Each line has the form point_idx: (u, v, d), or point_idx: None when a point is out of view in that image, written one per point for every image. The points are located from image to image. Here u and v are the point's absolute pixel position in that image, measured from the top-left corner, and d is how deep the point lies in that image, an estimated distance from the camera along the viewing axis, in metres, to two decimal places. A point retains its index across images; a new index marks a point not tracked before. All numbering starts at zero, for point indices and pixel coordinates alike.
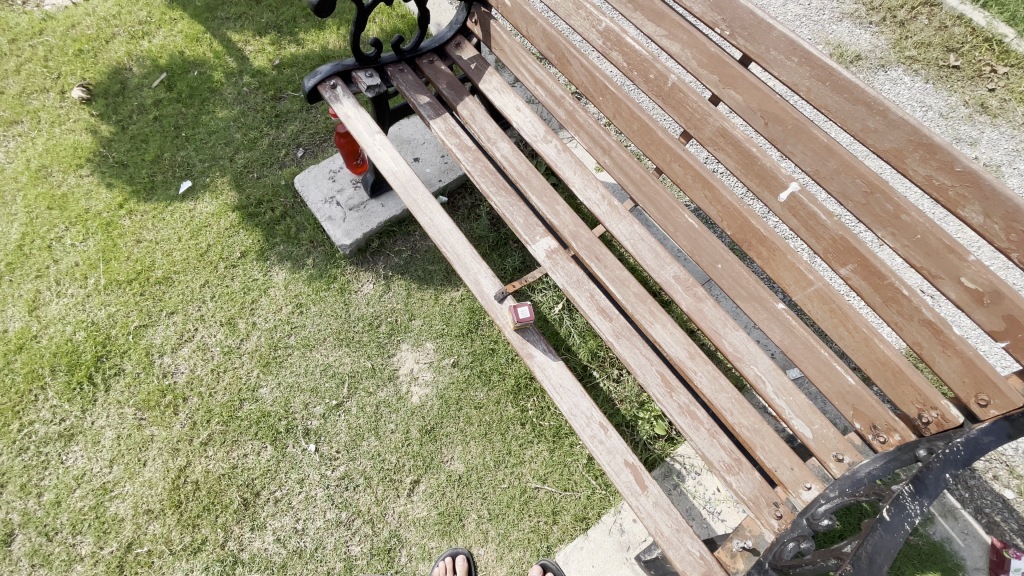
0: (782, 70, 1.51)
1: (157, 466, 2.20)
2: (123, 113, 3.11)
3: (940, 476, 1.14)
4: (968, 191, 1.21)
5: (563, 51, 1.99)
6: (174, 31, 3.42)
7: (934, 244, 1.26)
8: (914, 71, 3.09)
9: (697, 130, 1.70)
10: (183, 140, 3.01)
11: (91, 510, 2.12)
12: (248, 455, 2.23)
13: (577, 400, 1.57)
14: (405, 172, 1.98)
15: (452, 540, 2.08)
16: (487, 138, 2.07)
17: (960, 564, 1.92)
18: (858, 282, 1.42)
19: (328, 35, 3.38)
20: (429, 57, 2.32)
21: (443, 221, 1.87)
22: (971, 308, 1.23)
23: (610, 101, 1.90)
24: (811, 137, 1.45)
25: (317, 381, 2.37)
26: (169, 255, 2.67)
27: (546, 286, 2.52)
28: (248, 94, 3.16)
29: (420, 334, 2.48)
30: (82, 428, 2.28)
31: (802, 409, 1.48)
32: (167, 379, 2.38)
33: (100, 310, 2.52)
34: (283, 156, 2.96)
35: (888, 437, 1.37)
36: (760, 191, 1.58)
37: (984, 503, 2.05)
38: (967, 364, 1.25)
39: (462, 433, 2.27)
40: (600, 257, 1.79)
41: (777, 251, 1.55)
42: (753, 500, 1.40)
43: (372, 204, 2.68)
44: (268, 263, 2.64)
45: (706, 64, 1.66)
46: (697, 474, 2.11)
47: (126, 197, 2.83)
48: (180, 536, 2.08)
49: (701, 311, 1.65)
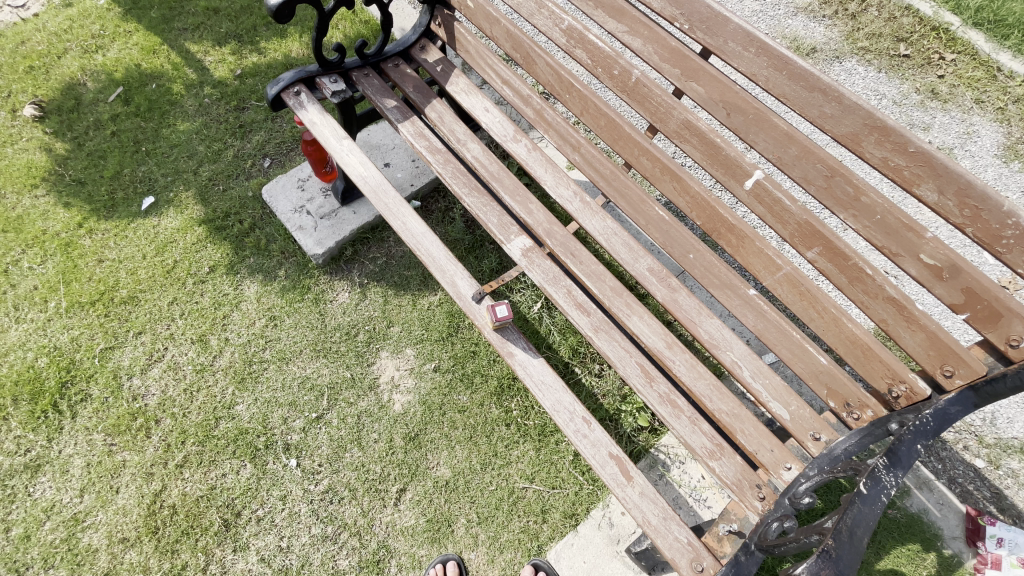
0: (741, 61, 1.55)
1: (131, 492, 2.12)
2: (79, 130, 3.01)
3: (912, 447, 1.17)
4: (923, 171, 1.26)
5: (527, 50, 1.99)
6: (129, 44, 3.32)
7: (893, 223, 1.31)
8: (867, 61, 3.20)
9: (663, 124, 1.72)
10: (143, 155, 2.92)
11: (63, 542, 2.03)
12: (226, 474, 2.17)
13: (560, 396, 1.57)
14: (375, 177, 1.96)
15: (442, 547, 2.06)
16: (457, 140, 2.05)
17: (937, 534, 1.99)
18: (824, 264, 1.46)
19: (290, 43, 3.34)
20: (394, 61, 2.31)
21: (416, 225, 1.85)
22: (932, 284, 1.28)
23: (576, 98, 1.91)
24: (772, 126, 1.49)
25: (296, 395, 2.32)
26: (134, 273, 2.58)
27: (524, 286, 2.52)
28: (210, 106, 3.09)
29: (400, 340, 2.45)
30: (49, 458, 2.18)
31: (778, 391, 1.51)
32: (138, 402, 2.30)
33: (63, 334, 2.43)
34: (249, 167, 2.90)
35: (861, 414, 1.40)
36: (726, 180, 1.61)
37: (957, 473, 2.12)
38: (930, 337, 1.30)
39: (446, 438, 2.25)
40: (576, 253, 1.80)
41: (746, 238, 1.58)
42: (736, 483, 1.41)
43: (343, 212, 2.65)
44: (238, 276, 2.58)
45: (668, 58, 1.69)
46: (682, 463, 2.13)
47: (85, 216, 2.73)
48: (158, 563, 2.00)
49: (677, 301, 1.67)
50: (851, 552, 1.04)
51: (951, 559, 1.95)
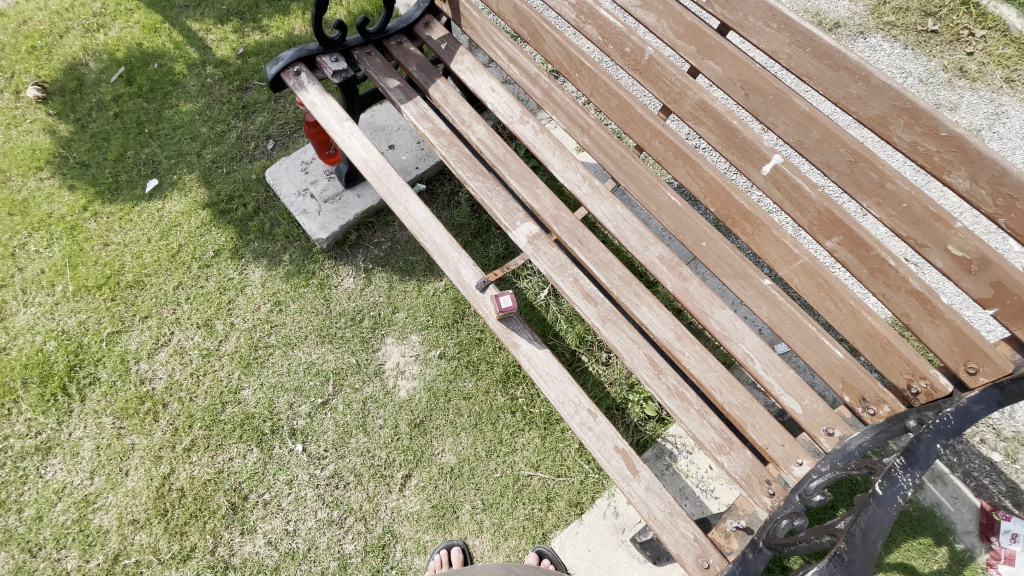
0: (761, 38, 1.46)
1: (140, 475, 2.14)
2: (82, 111, 2.97)
3: (931, 447, 1.12)
4: (954, 156, 1.18)
5: (536, 27, 1.91)
6: (131, 22, 3.26)
7: (919, 212, 1.23)
8: (893, 37, 3.05)
9: (677, 105, 1.64)
10: (146, 137, 2.88)
11: (74, 524, 2.06)
12: (233, 458, 2.18)
13: (564, 387, 1.54)
14: (378, 160, 1.90)
15: (447, 532, 2.06)
16: (462, 121, 1.99)
17: (950, 528, 1.95)
18: (843, 255, 1.39)
19: (293, 20, 3.25)
20: (398, 38, 2.22)
21: (419, 210, 1.80)
22: (959, 277, 1.21)
23: (586, 77, 1.83)
24: (793, 107, 1.41)
25: (301, 380, 2.32)
26: (139, 257, 2.57)
27: (531, 272, 2.47)
28: (212, 86, 3.03)
29: (405, 326, 2.43)
30: (60, 441, 2.21)
31: (791, 385, 1.46)
32: (145, 386, 2.31)
33: (71, 318, 2.43)
34: (253, 149, 2.85)
35: (878, 409, 1.36)
36: (742, 165, 1.54)
37: (972, 467, 2.06)
38: (955, 333, 1.24)
39: (451, 425, 2.23)
40: (583, 240, 1.74)
41: (762, 226, 1.52)
42: (745, 479, 1.38)
43: (347, 195, 2.60)
44: (243, 261, 2.56)
45: (683, 35, 1.61)
46: (689, 453, 2.10)
47: (90, 199, 2.71)
48: (168, 544, 2.03)
49: (688, 291, 1.61)
50: (864, 556, 1.00)
51: (962, 553, 1.92)
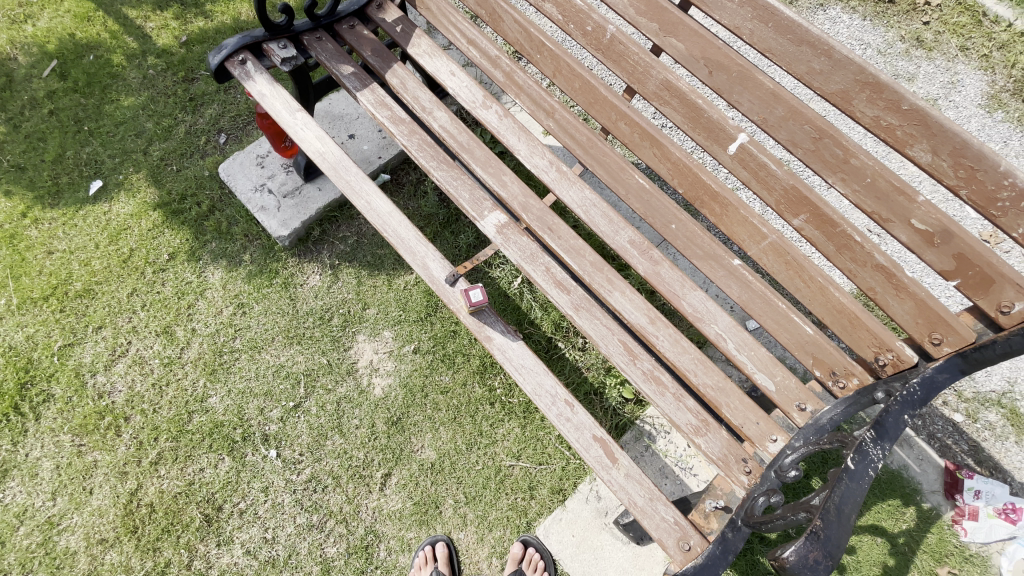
0: (723, 13, 1.42)
1: (105, 493, 2.05)
2: (13, 110, 2.76)
3: (899, 418, 1.15)
4: (916, 130, 1.18)
5: (493, 7, 1.84)
6: (60, 11, 3.03)
7: (883, 186, 1.24)
8: (851, 9, 3.07)
9: (641, 85, 1.60)
10: (86, 135, 2.70)
11: (38, 547, 1.97)
12: (204, 468, 2.10)
13: (540, 379, 1.52)
14: (334, 152, 1.82)
15: (430, 528, 2.05)
16: (422, 108, 1.91)
17: (917, 488, 2.03)
18: (810, 232, 1.39)
19: (238, 4, 3.07)
20: (350, 22, 2.11)
21: (382, 204, 1.73)
22: (922, 250, 1.22)
23: (548, 58, 1.77)
24: (757, 84, 1.39)
25: (271, 384, 2.24)
26: (88, 264, 2.43)
27: (503, 261, 2.43)
28: (155, 78, 2.85)
29: (376, 322, 2.36)
30: (16, 463, 2.09)
31: (763, 362, 1.47)
32: (104, 400, 2.20)
33: (18, 333, 2.29)
34: (203, 144, 2.70)
35: (848, 382, 1.37)
36: (708, 145, 1.51)
37: (937, 428, 2.13)
38: (919, 305, 1.26)
39: (430, 420, 2.20)
40: (553, 227, 1.70)
41: (730, 206, 1.51)
42: (722, 459, 1.39)
43: (308, 189, 2.50)
44: (201, 263, 2.44)
45: (644, 11, 1.56)
46: (667, 433, 2.13)
47: (29, 204, 2.54)
48: (140, 562, 1.96)
49: (659, 275, 1.60)
50: (839, 531, 1.02)
51: (929, 512, 2.00)
